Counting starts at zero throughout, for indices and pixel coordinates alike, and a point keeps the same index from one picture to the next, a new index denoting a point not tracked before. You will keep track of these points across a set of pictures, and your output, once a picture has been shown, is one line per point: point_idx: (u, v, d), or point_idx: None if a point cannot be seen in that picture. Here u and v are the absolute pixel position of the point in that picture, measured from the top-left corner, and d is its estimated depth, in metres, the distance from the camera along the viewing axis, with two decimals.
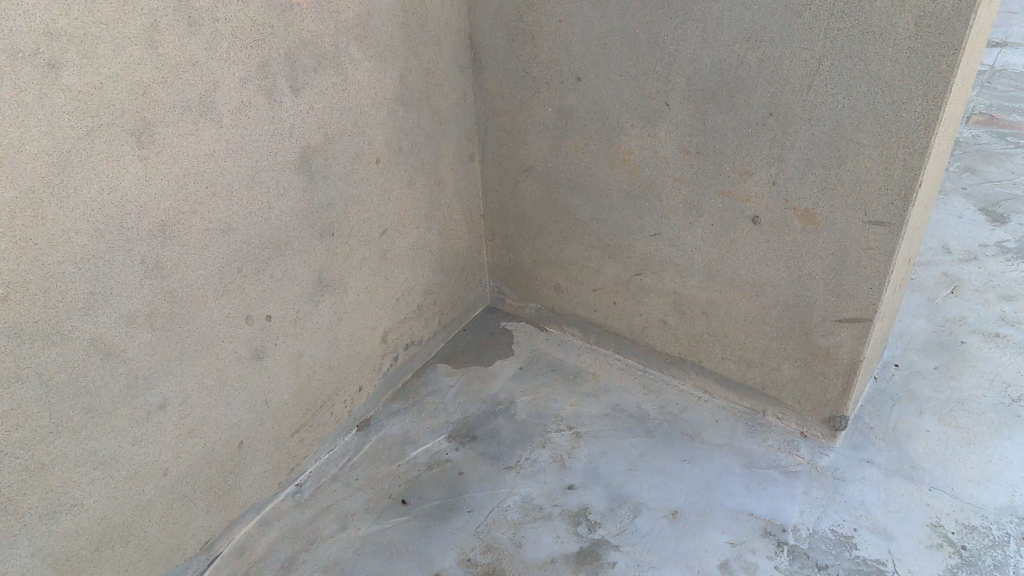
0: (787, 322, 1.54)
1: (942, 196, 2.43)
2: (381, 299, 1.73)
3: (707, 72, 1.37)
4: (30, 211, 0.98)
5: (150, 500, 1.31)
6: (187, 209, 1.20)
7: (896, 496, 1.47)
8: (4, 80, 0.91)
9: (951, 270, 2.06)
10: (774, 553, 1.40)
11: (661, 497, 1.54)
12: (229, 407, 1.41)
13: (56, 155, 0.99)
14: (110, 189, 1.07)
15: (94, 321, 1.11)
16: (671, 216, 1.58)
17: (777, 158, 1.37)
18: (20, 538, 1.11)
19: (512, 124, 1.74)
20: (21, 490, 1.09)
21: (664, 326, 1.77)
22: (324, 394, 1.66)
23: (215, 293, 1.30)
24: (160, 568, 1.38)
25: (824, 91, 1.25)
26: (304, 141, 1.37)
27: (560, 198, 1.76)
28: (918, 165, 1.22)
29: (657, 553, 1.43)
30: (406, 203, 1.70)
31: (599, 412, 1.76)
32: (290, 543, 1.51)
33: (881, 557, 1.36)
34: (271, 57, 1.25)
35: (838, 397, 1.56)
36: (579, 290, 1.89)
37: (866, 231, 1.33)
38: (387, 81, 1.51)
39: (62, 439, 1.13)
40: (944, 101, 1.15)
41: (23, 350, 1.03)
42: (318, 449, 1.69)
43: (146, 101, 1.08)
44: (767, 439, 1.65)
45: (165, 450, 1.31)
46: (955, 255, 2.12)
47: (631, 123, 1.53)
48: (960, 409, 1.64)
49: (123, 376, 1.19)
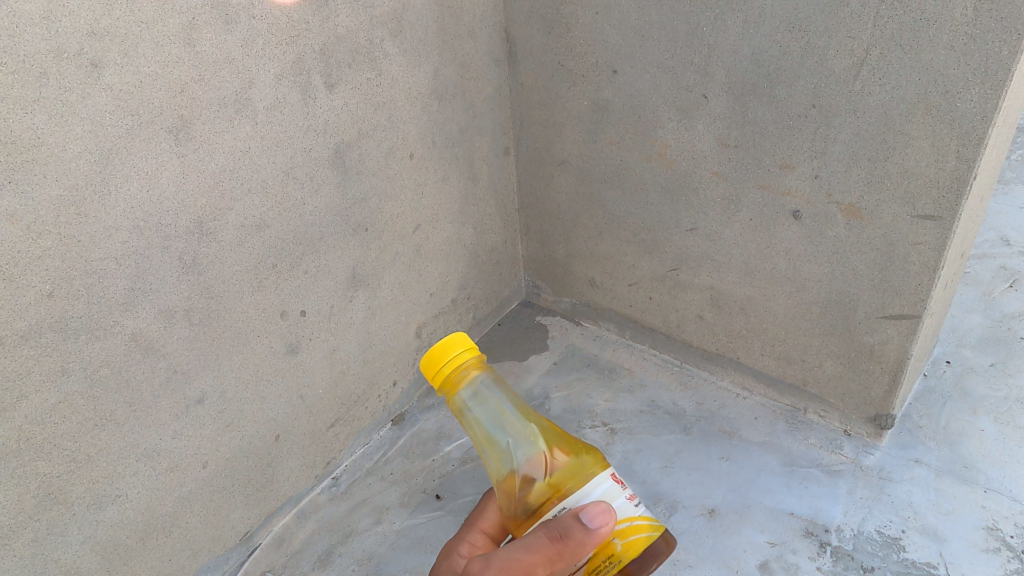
0: (830, 318, 1.51)
1: (1002, 184, 2.34)
2: (415, 294, 1.73)
3: (747, 64, 1.34)
4: (74, 209, 1.00)
5: (191, 491, 1.33)
6: (223, 206, 1.20)
7: (948, 498, 1.44)
8: (48, 80, 0.93)
9: (1010, 262, 1.96)
10: (817, 553, 1.37)
11: (698, 495, 1.52)
12: (266, 401, 1.43)
13: (99, 153, 1.00)
14: (150, 186, 1.08)
15: (135, 317, 1.13)
16: (709, 211, 1.56)
17: (820, 150, 1.33)
18: (67, 528, 1.13)
19: (547, 118, 1.73)
20: (68, 481, 1.11)
21: (701, 322, 1.75)
22: (359, 389, 1.67)
23: (251, 289, 1.31)
24: (200, 558, 1.40)
25: (871, 81, 1.21)
26: (338, 138, 1.37)
27: (596, 192, 1.74)
28: (972, 157, 1.17)
29: (694, 551, 1.41)
30: (440, 197, 1.69)
31: (635, 408, 1.74)
32: (326, 536, 1.53)
33: (931, 560, 1.33)
34: (306, 53, 1.25)
35: (883, 394, 1.53)
36: (614, 285, 1.87)
37: (915, 226, 1.29)
38: (421, 76, 1.51)
39: (107, 432, 1.14)
40: (1004, 90, 1.10)
41: (68, 344, 1.05)
42: (353, 443, 1.70)
43: (183, 99, 1.08)
44: (809, 438, 1.62)
45: (205, 443, 1.32)
46: (1015, 248, 2.01)
47: (668, 117, 1.50)
48: (1019, 408, 1.58)
49: (163, 371, 1.20)
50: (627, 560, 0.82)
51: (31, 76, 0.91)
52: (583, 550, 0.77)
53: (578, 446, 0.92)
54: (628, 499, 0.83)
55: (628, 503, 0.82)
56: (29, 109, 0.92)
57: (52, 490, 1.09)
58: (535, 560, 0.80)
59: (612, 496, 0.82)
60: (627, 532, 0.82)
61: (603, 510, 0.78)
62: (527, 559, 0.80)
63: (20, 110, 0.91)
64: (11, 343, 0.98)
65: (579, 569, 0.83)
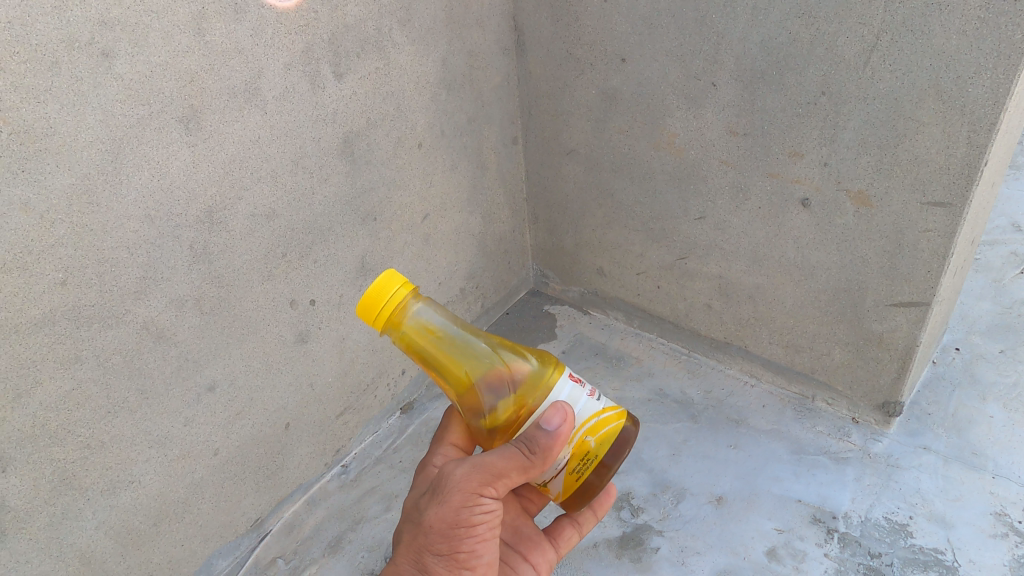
0: (838, 306, 1.51)
1: (1013, 170, 2.32)
2: (424, 284, 1.74)
3: (756, 51, 1.33)
4: (86, 197, 1.00)
5: (203, 478, 1.34)
6: (233, 195, 1.21)
7: (956, 484, 1.44)
8: (60, 69, 0.93)
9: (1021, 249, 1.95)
10: (824, 540, 1.38)
11: (706, 483, 1.53)
12: (276, 390, 1.44)
13: (110, 143, 1.01)
14: (161, 175, 1.09)
15: (146, 305, 1.14)
16: (717, 199, 1.56)
17: (830, 138, 1.33)
18: (82, 513, 1.15)
19: (555, 107, 1.72)
20: (82, 467, 1.12)
21: (709, 310, 1.75)
22: (368, 377, 1.68)
23: (261, 278, 1.32)
24: (212, 544, 1.42)
25: (881, 68, 1.21)
26: (347, 127, 1.37)
27: (604, 181, 1.74)
28: (983, 143, 1.17)
29: (701, 539, 1.42)
30: (448, 187, 1.69)
31: (643, 396, 1.75)
32: (336, 523, 1.55)
33: (939, 546, 1.34)
34: (315, 43, 1.25)
35: (892, 382, 1.53)
36: (622, 274, 1.87)
37: (924, 212, 1.29)
38: (429, 65, 1.51)
39: (119, 419, 1.15)
40: (1016, 74, 1.09)
41: (81, 332, 1.06)
42: (363, 431, 1.71)
43: (193, 89, 1.09)
44: (817, 426, 1.62)
45: (216, 430, 1.34)
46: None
47: (677, 105, 1.50)
48: None
49: (175, 359, 1.21)
50: (601, 454, 0.91)
51: (44, 65, 0.92)
52: (552, 450, 0.85)
53: (527, 353, 0.95)
54: (587, 394, 0.89)
55: (590, 401, 0.89)
56: (42, 98, 0.92)
57: (66, 475, 1.11)
58: (508, 464, 0.87)
59: (575, 398, 0.88)
60: (596, 428, 0.89)
61: (564, 408, 0.85)
62: (500, 463, 0.88)
63: (33, 99, 0.92)
64: (25, 330, 0.99)
65: (558, 473, 0.92)
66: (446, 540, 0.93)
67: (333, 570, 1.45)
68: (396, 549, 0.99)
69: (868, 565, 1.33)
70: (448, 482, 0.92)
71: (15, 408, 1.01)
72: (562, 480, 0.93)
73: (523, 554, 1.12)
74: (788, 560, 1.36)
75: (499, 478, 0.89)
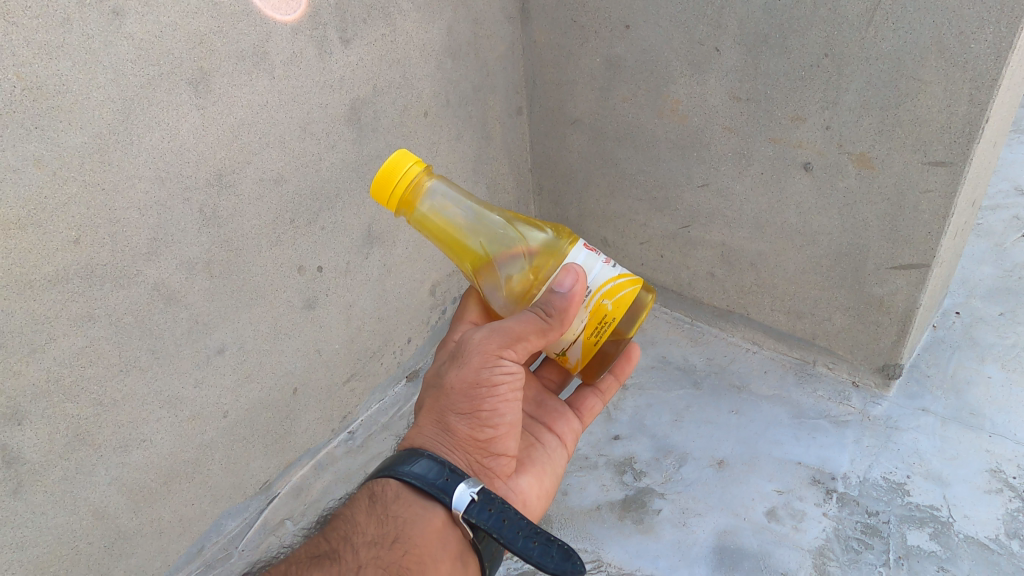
0: (840, 271, 1.52)
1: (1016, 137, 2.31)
2: (429, 253, 1.76)
3: (759, 15, 1.34)
4: (98, 157, 1.02)
5: (213, 439, 1.37)
6: (242, 159, 1.23)
7: (953, 443, 1.46)
8: (71, 27, 0.95)
9: None
10: (823, 500, 1.41)
11: (707, 447, 1.55)
12: (284, 354, 1.46)
13: (121, 102, 1.03)
14: (171, 137, 1.11)
15: (157, 266, 1.16)
16: (720, 166, 1.57)
17: (832, 101, 1.34)
18: (96, 469, 1.18)
19: (559, 76, 1.73)
20: (96, 424, 1.15)
21: (712, 278, 1.76)
22: (375, 344, 1.70)
23: (269, 242, 1.34)
24: (222, 505, 1.45)
25: (884, 28, 1.21)
26: (353, 93, 1.39)
27: (608, 150, 1.75)
28: (985, 100, 1.18)
29: (702, 500, 1.45)
30: (454, 156, 1.71)
31: (646, 364, 1.77)
32: (343, 486, 1.58)
33: (935, 503, 1.37)
34: (321, 7, 1.26)
35: (892, 346, 1.55)
36: (626, 243, 1.89)
37: (926, 172, 1.30)
38: (434, 32, 1.52)
39: (132, 377, 1.18)
40: (1019, 28, 1.10)
41: (94, 291, 1.08)
42: (370, 398, 1.74)
43: (202, 50, 1.10)
44: (818, 390, 1.64)
45: (225, 392, 1.36)
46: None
47: (680, 71, 1.51)
48: None
49: (185, 321, 1.24)
50: (617, 318, 0.95)
51: (55, 22, 0.93)
52: (568, 311, 0.92)
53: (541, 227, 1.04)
54: (604, 262, 0.95)
55: (605, 268, 0.94)
56: (54, 55, 0.94)
57: (80, 431, 1.13)
58: (526, 328, 0.93)
59: (589, 265, 0.94)
60: (613, 292, 0.94)
61: (575, 272, 0.92)
62: (517, 328, 0.94)
63: (46, 57, 0.93)
64: (39, 287, 1.01)
65: (576, 338, 0.96)
66: (468, 399, 1.00)
67: None
68: (419, 414, 1.05)
69: (866, 523, 1.36)
70: (469, 345, 0.99)
71: (30, 363, 1.04)
72: (580, 346, 0.97)
73: (547, 424, 1.22)
74: (788, 520, 1.39)
75: (518, 341, 0.94)
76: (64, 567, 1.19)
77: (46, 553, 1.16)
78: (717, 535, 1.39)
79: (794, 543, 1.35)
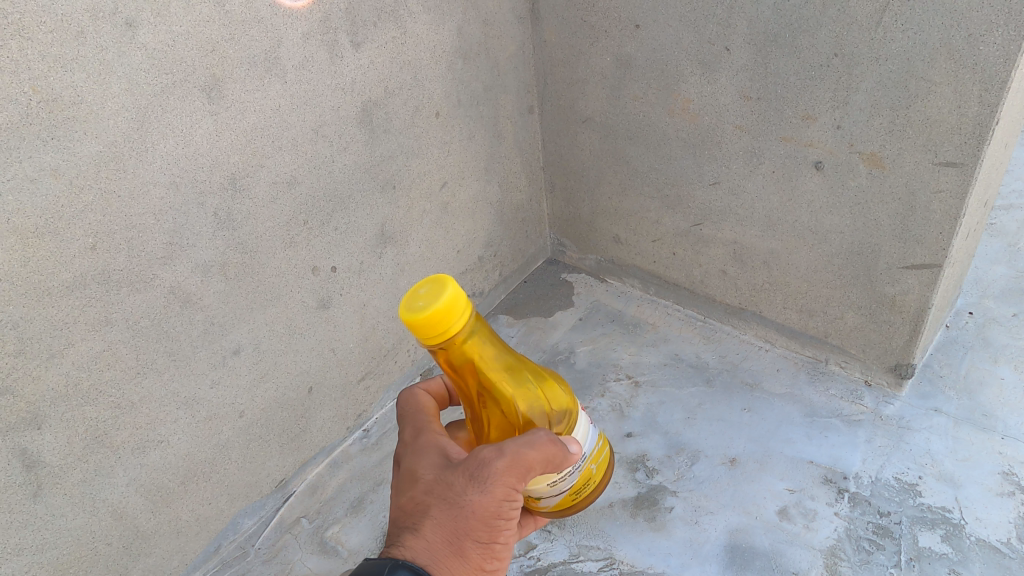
0: (851, 270, 1.52)
1: None
2: (442, 252, 1.77)
3: (769, 14, 1.33)
4: (113, 164, 1.04)
5: (229, 439, 1.39)
6: (255, 162, 1.24)
7: (965, 445, 1.46)
8: (86, 39, 0.96)
9: None
10: (835, 500, 1.41)
11: (719, 445, 1.55)
12: (299, 354, 1.48)
13: (135, 111, 1.04)
14: (185, 143, 1.12)
15: (172, 270, 1.18)
16: (732, 164, 1.56)
17: (842, 101, 1.33)
18: (115, 470, 1.20)
19: (570, 75, 1.73)
20: (114, 425, 1.17)
21: (724, 276, 1.76)
22: (389, 343, 1.71)
23: (283, 244, 1.36)
24: (239, 503, 1.47)
25: (894, 28, 1.21)
26: (365, 96, 1.40)
27: (619, 149, 1.75)
28: (995, 102, 1.17)
29: (714, 498, 1.46)
30: (466, 155, 1.71)
31: (658, 361, 1.77)
32: (358, 484, 1.60)
33: (946, 504, 1.37)
34: (332, 12, 1.27)
35: (904, 345, 1.54)
36: (638, 241, 1.89)
37: (937, 172, 1.29)
38: (445, 34, 1.52)
39: (149, 380, 1.20)
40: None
41: (111, 296, 1.10)
42: (383, 396, 1.76)
43: (215, 58, 1.12)
44: (830, 389, 1.64)
45: (241, 392, 1.38)
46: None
47: (691, 71, 1.50)
48: None
49: (201, 323, 1.26)
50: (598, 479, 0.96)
51: (70, 35, 0.95)
52: (563, 460, 0.86)
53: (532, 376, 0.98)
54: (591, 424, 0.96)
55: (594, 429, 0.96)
56: (69, 67, 0.96)
57: (98, 434, 1.15)
58: (539, 454, 0.83)
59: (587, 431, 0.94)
60: (598, 457, 0.95)
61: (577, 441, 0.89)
62: (532, 455, 0.83)
63: (61, 69, 0.95)
64: (57, 293, 1.03)
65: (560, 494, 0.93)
66: (486, 529, 0.87)
67: (355, 529, 1.50)
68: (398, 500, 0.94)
69: (877, 523, 1.36)
70: (484, 465, 0.85)
71: (48, 368, 1.06)
72: (560, 499, 0.93)
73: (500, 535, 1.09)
74: (799, 519, 1.39)
75: (530, 470, 0.83)
76: (84, 567, 1.21)
77: (66, 554, 1.18)
78: (729, 534, 1.39)
79: (805, 542, 1.36)
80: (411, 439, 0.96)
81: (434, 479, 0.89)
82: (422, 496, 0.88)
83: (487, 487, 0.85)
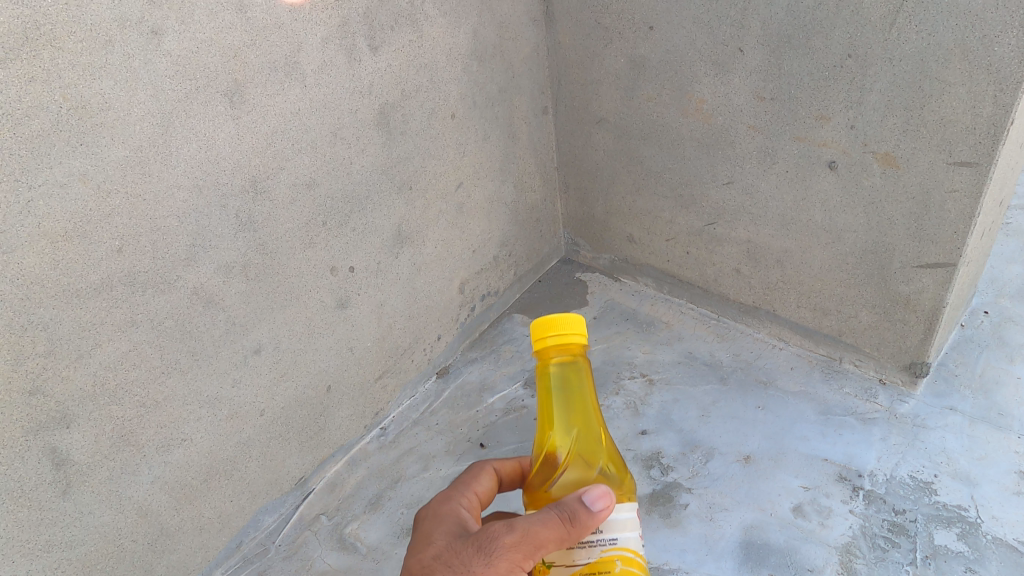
0: (865, 269, 1.53)
1: None
2: (457, 252, 1.79)
3: (782, 15, 1.34)
4: (139, 169, 1.06)
5: (250, 437, 1.42)
6: (276, 165, 1.27)
7: (981, 443, 1.47)
8: (113, 48, 0.99)
9: None
10: (849, 497, 1.42)
11: (734, 442, 1.57)
12: (318, 353, 1.50)
13: (160, 116, 1.07)
14: (208, 147, 1.15)
15: (196, 271, 1.20)
16: (746, 164, 1.57)
17: (856, 100, 1.34)
18: (140, 467, 1.22)
19: (584, 76, 1.74)
20: (140, 424, 1.20)
21: (738, 275, 1.77)
22: (405, 342, 1.74)
23: (303, 245, 1.38)
24: (260, 500, 1.50)
25: (908, 29, 1.22)
26: (382, 99, 1.42)
27: (633, 148, 1.76)
28: (1010, 103, 1.18)
29: (729, 495, 1.47)
30: (481, 156, 1.73)
31: (672, 359, 1.79)
32: (375, 481, 1.62)
33: (962, 503, 1.38)
34: (350, 17, 1.29)
35: (918, 344, 1.55)
36: (652, 240, 1.90)
37: (951, 172, 1.30)
38: (460, 37, 1.54)
39: (173, 379, 1.23)
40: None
41: (137, 297, 1.12)
42: (400, 394, 1.78)
43: (237, 63, 1.14)
44: (844, 387, 1.64)
45: (262, 391, 1.41)
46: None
47: (705, 71, 1.52)
48: None
49: (223, 323, 1.28)
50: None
51: (98, 43, 0.97)
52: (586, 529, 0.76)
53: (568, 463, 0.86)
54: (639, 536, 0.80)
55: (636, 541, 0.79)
56: (98, 75, 0.98)
57: (124, 432, 1.18)
58: (549, 535, 0.76)
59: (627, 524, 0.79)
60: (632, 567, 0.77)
61: (605, 495, 0.77)
62: (540, 534, 0.77)
63: (89, 77, 0.97)
64: (85, 295, 1.06)
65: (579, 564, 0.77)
66: None
67: (374, 525, 1.53)
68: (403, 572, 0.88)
69: (892, 521, 1.37)
70: (494, 537, 0.81)
71: (77, 367, 1.08)
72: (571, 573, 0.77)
73: None
74: (814, 516, 1.40)
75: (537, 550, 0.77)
76: (110, 564, 1.24)
77: (94, 551, 1.20)
78: (744, 530, 1.41)
79: (820, 539, 1.37)
80: (440, 503, 0.95)
81: (444, 546, 0.87)
82: (429, 560, 0.86)
83: (493, 561, 0.80)
